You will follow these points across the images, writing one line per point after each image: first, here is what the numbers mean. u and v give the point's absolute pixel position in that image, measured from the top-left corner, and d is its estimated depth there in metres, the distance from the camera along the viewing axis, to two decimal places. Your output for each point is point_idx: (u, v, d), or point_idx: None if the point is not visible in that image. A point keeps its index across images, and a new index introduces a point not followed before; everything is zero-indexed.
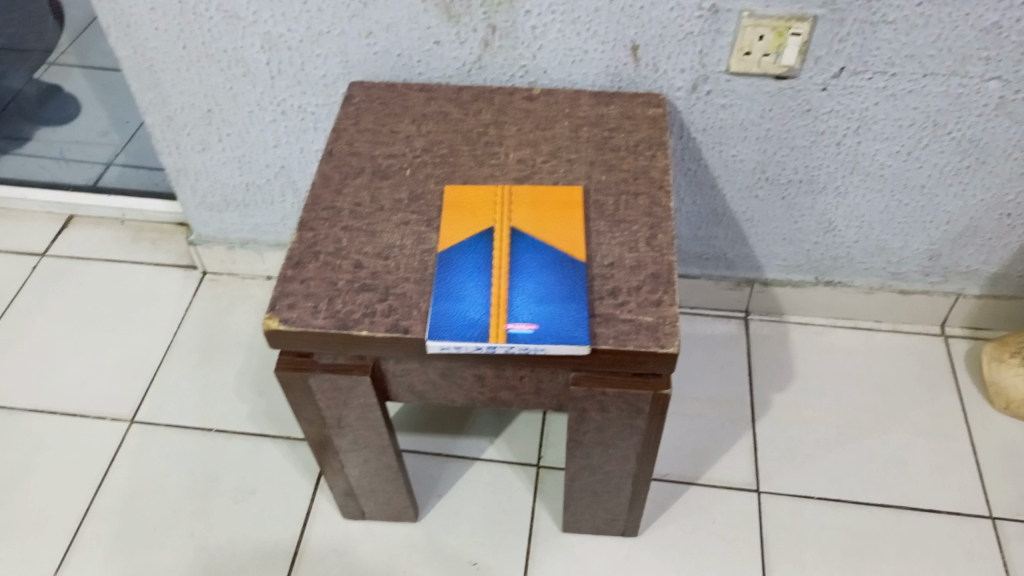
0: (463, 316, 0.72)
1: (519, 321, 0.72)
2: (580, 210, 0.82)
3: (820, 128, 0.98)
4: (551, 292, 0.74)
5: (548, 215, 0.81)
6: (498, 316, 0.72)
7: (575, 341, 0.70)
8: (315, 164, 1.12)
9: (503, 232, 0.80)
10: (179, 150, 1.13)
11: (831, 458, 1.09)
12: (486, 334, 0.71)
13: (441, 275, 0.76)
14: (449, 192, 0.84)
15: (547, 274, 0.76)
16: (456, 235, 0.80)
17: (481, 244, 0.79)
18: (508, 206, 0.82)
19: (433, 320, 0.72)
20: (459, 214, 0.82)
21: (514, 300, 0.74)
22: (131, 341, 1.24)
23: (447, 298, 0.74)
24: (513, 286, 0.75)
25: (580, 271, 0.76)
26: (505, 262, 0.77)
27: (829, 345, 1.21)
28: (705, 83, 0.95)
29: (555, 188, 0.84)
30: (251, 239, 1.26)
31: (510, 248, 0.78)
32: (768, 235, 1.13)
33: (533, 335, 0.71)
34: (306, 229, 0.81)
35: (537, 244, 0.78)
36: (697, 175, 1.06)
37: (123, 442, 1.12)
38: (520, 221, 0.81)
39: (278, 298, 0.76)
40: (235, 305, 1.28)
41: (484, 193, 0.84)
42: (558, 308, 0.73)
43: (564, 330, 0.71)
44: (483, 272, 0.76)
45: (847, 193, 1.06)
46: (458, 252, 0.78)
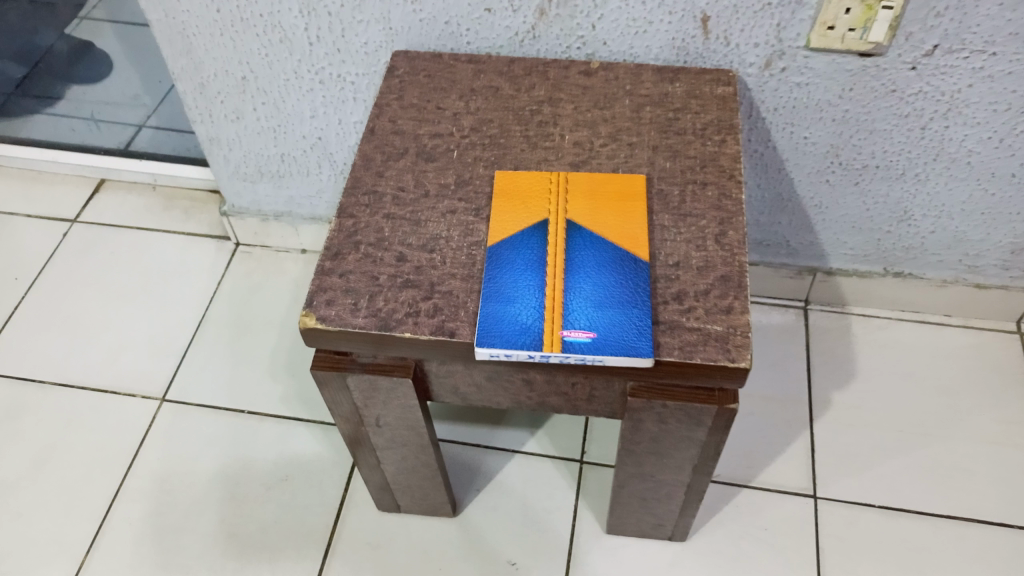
0: (515, 320, 0.67)
1: (576, 328, 0.66)
2: (643, 201, 0.75)
3: (904, 111, 0.90)
4: (611, 296, 0.68)
5: (608, 206, 0.74)
6: (553, 321, 0.66)
7: (637, 353, 0.64)
8: (354, 136, 1.06)
9: (558, 224, 0.73)
10: (212, 118, 1.08)
11: (893, 464, 1.02)
12: (540, 342, 0.65)
13: (490, 273, 0.70)
14: (499, 179, 0.78)
15: (606, 274, 0.69)
16: (506, 228, 0.73)
17: (534, 238, 0.72)
18: (563, 195, 0.75)
19: (482, 325, 0.67)
20: (509, 204, 0.75)
21: (570, 303, 0.68)
22: (163, 315, 1.20)
23: (496, 299, 0.68)
24: (569, 287, 0.69)
25: (643, 271, 0.70)
26: (560, 259, 0.71)
27: (894, 340, 1.13)
28: (780, 60, 0.87)
29: (615, 175, 0.77)
30: (286, 211, 1.21)
31: (566, 243, 0.72)
32: (836, 223, 1.05)
33: (591, 344, 0.65)
34: (346, 216, 0.76)
35: (596, 239, 0.72)
36: (764, 157, 0.98)
37: (153, 421, 1.09)
38: (577, 213, 0.74)
39: (315, 293, 0.70)
40: (269, 280, 1.23)
41: (538, 180, 0.77)
42: (619, 314, 0.67)
43: (625, 339, 0.65)
44: (536, 269, 0.70)
45: (927, 181, 0.97)
46: (509, 247, 0.72)
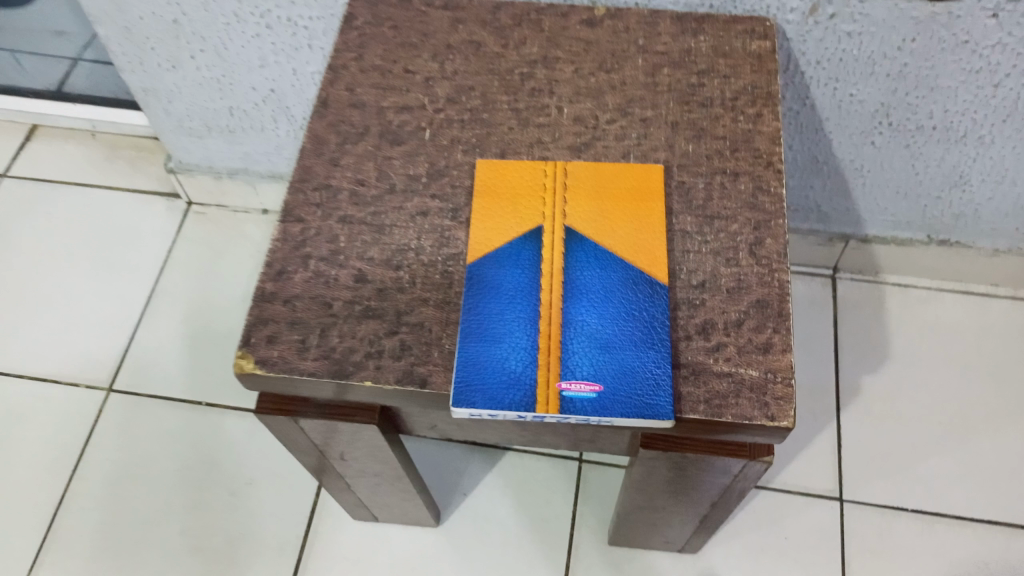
0: (501, 368, 0.53)
1: (577, 379, 0.53)
2: (660, 200, 0.60)
3: (974, 66, 0.73)
4: (620, 335, 0.54)
5: (616, 208, 0.60)
6: (549, 370, 0.53)
7: (654, 414, 0.51)
8: (312, 88, 0.89)
9: (555, 234, 0.59)
10: (143, 67, 0.91)
11: (930, 462, 0.91)
12: (532, 398, 0.52)
13: (470, 301, 0.56)
14: (482, 169, 0.63)
15: (615, 303, 0.56)
16: (490, 237, 0.59)
17: (526, 252, 0.58)
18: (561, 193, 0.61)
19: (460, 372, 0.53)
20: (494, 204, 0.61)
21: (569, 344, 0.54)
22: (109, 287, 1.06)
23: (478, 338, 0.55)
24: (569, 321, 0.55)
25: (661, 299, 0.56)
26: (557, 282, 0.57)
27: (934, 315, 1.00)
28: (829, 5, 0.70)
29: (625, 164, 0.62)
30: (241, 168, 1.05)
31: (565, 259, 0.57)
32: (878, 188, 0.90)
33: (596, 402, 0.52)
34: (292, 220, 0.61)
35: (602, 255, 0.58)
36: (800, 117, 0.82)
37: (101, 414, 0.97)
38: (578, 217, 0.59)
39: (254, 325, 0.57)
40: (228, 246, 1.09)
41: (530, 171, 0.62)
42: (631, 359, 0.53)
43: (638, 395, 0.52)
44: (527, 296, 0.56)
45: (992, 144, 0.82)
46: (493, 264, 0.57)
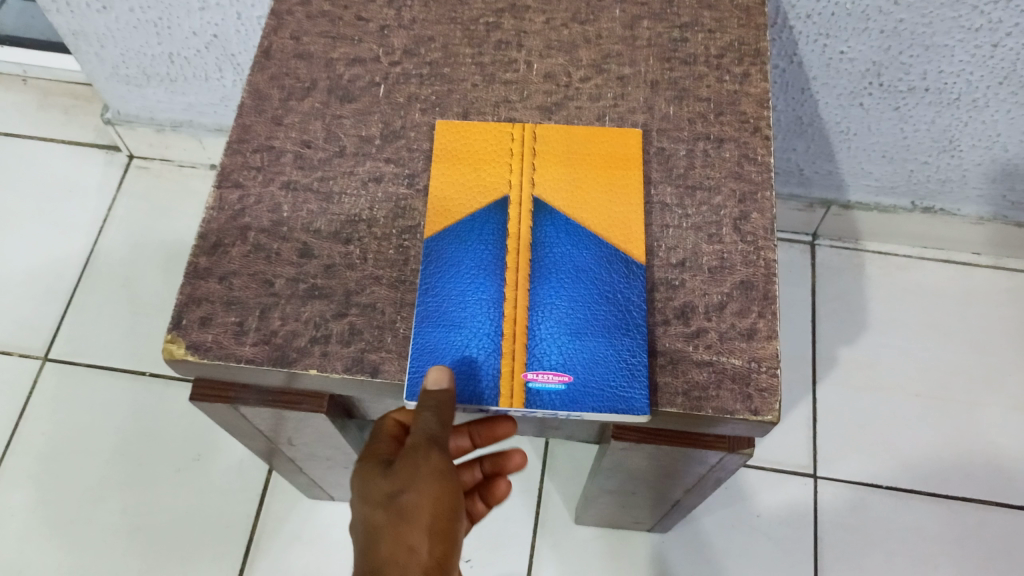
0: (461, 357, 0.48)
1: (544, 370, 0.48)
2: (638, 168, 0.55)
3: (974, 24, 0.68)
4: (593, 320, 0.49)
5: (591, 177, 0.54)
6: (514, 359, 0.48)
7: (628, 409, 0.47)
8: (258, 34, 0.82)
9: (523, 205, 0.53)
10: (70, 7, 0.82)
11: (907, 437, 0.89)
12: (494, 389, 0.47)
13: (428, 280, 0.51)
14: (443, 131, 0.56)
15: (588, 284, 0.50)
16: (451, 207, 0.53)
17: (490, 226, 0.52)
18: (530, 159, 0.55)
19: (414, 360, 0.48)
20: (456, 170, 0.55)
21: (536, 330, 0.49)
22: (43, 248, 0.99)
23: (436, 322, 0.49)
24: (537, 304, 0.50)
25: (638, 280, 0.51)
26: (525, 260, 0.51)
27: (914, 284, 0.97)
28: None
29: (600, 127, 0.56)
30: (185, 119, 0.97)
31: (533, 234, 0.52)
32: (863, 151, 0.85)
33: (565, 395, 0.47)
34: (229, 186, 0.55)
35: (575, 230, 0.52)
36: (786, 75, 0.77)
37: (35, 386, 0.90)
38: (547, 187, 0.54)
39: (185, 306, 0.51)
40: (173, 204, 1.02)
41: (495, 134, 0.56)
42: (604, 347, 0.48)
43: (611, 387, 0.47)
44: (492, 275, 0.50)
45: (986, 108, 0.77)
46: (453, 239, 0.52)
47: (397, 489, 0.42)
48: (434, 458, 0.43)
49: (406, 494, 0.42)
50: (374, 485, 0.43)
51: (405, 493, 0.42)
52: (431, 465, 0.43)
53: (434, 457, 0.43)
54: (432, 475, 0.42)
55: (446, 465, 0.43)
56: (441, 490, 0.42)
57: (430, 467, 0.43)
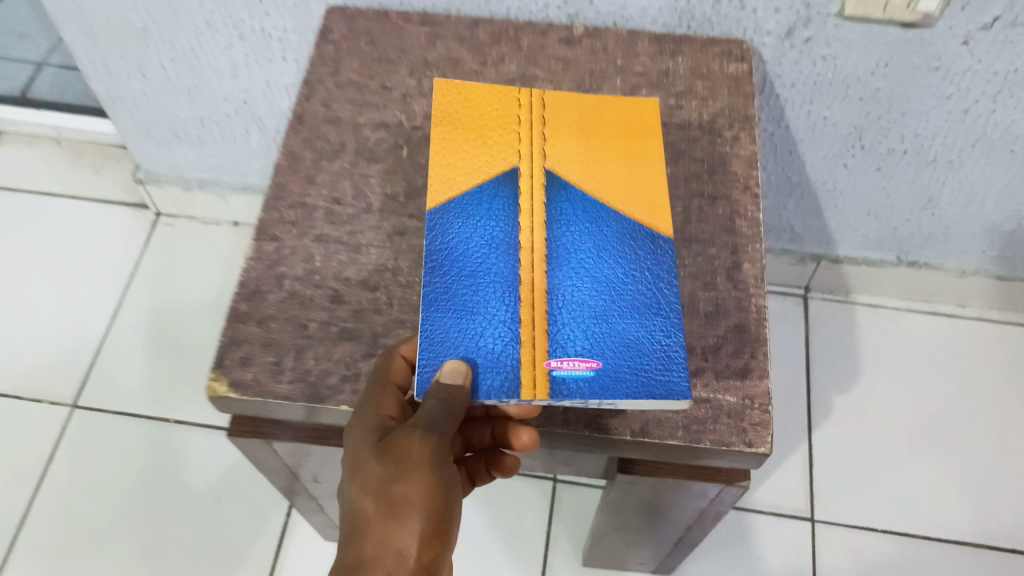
0: (480, 346, 0.47)
1: (570, 357, 0.46)
2: (652, 144, 0.58)
3: (946, 91, 0.74)
4: (619, 304, 0.49)
5: (599, 153, 0.56)
6: (537, 347, 0.47)
7: (666, 393, 0.45)
8: (286, 99, 0.88)
9: (534, 182, 0.54)
10: (110, 75, 0.88)
11: (900, 480, 0.92)
12: (516, 382, 0.46)
13: (439, 260, 0.51)
14: (454, 102, 0.59)
15: (609, 266, 0.51)
16: (459, 174, 0.55)
17: (501, 199, 0.53)
18: (539, 132, 0.57)
19: (427, 352, 0.47)
20: (466, 136, 0.57)
21: (557, 316, 0.48)
22: (73, 300, 1.04)
23: (451, 309, 0.49)
24: (557, 288, 0.50)
25: (667, 256, 0.52)
26: (539, 241, 0.51)
27: (902, 334, 1.02)
28: (805, 27, 0.70)
29: (615, 106, 0.59)
30: (211, 178, 1.03)
31: (546, 211, 0.53)
32: (851, 208, 0.91)
33: (594, 380, 0.46)
34: (266, 238, 0.60)
35: (591, 208, 0.53)
36: (775, 138, 0.83)
37: (63, 431, 0.94)
38: (561, 158, 0.55)
39: (226, 348, 0.55)
40: (197, 258, 1.07)
41: (504, 106, 0.58)
42: (632, 329, 0.48)
43: (644, 370, 0.46)
44: (506, 258, 0.51)
45: (961, 168, 0.83)
46: (464, 211, 0.52)
47: (391, 478, 0.44)
48: (426, 445, 0.44)
49: (399, 485, 0.44)
50: (368, 464, 0.45)
51: (396, 485, 0.44)
52: (423, 457, 0.44)
53: (425, 447, 0.44)
54: (423, 467, 0.44)
55: (437, 452, 0.45)
56: (433, 482, 0.44)
57: (423, 457, 0.44)
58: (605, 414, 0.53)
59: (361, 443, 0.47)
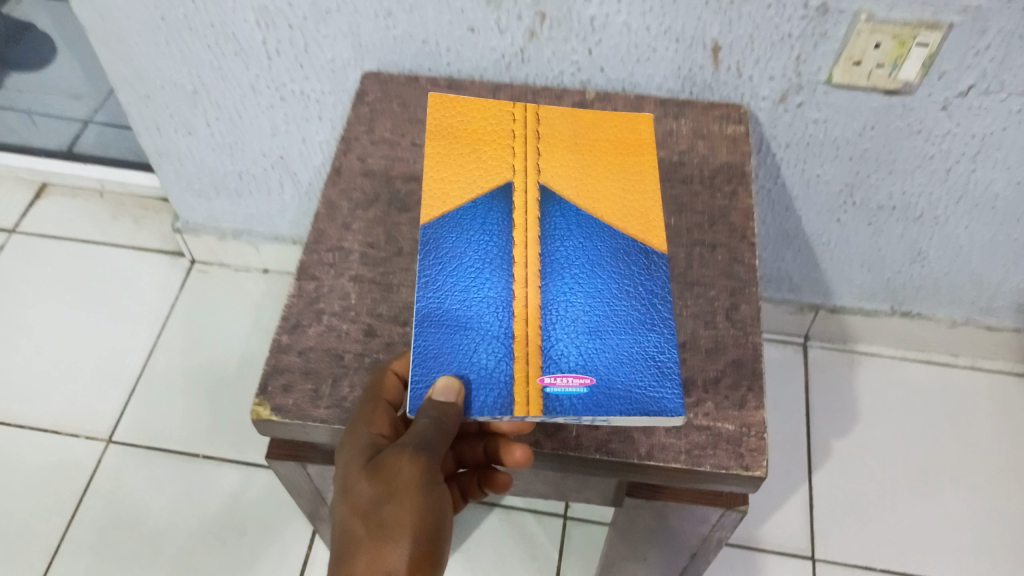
0: (480, 363, 0.53)
1: (564, 374, 0.52)
2: (637, 164, 0.65)
3: (928, 152, 0.81)
4: (610, 320, 0.55)
5: (589, 174, 0.63)
6: (530, 364, 0.53)
7: (660, 410, 0.51)
8: (319, 155, 0.95)
9: (528, 199, 0.61)
10: (159, 131, 0.96)
11: (898, 521, 0.96)
12: (509, 400, 0.51)
13: (439, 276, 0.57)
14: (454, 123, 0.67)
15: (600, 284, 0.57)
16: (458, 188, 0.62)
17: (494, 214, 0.60)
18: (533, 155, 0.64)
19: (423, 365, 0.53)
20: (467, 155, 0.64)
21: (551, 331, 0.55)
22: (111, 341, 1.10)
23: (444, 325, 0.55)
24: (549, 303, 0.56)
25: (658, 271, 0.58)
26: (534, 257, 0.58)
27: (898, 382, 1.07)
28: (797, 93, 0.76)
29: (604, 131, 0.67)
30: (244, 229, 1.10)
31: (541, 224, 0.60)
32: (844, 261, 0.97)
33: (585, 395, 0.51)
34: (306, 278, 0.66)
35: (580, 223, 0.60)
36: (772, 194, 0.89)
37: (98, 465, 0.99)
38: (553, 176, 0.63)
39: (270, 375, 0.61)
40: (228, 303, 1.14)
41: (501, 128, 0.66)
42: (624, 345, 0.54)
43: (635, 386, 0.52)
44: (502, 276, 0.57)
45: (947, 223, 0.89)
46: (460, 226, 0.59)
47: (381, 499, 0.47)
48: (415, 466, 0.48)
49: (389, 504, 0.47)
50: (360, 485, 0.49)
51: (386, 506, 0.47)
52: (412, 477, 0.48)
53: (413, 470, 0.48)
54: (413, 486, 0.48)
55: (426, 473, 0.48)
56: (421, 501, 0.48)
57: (412, 476, 0.48)
58: (614, 439, 0.58)
59: (354, 467, 0.50)
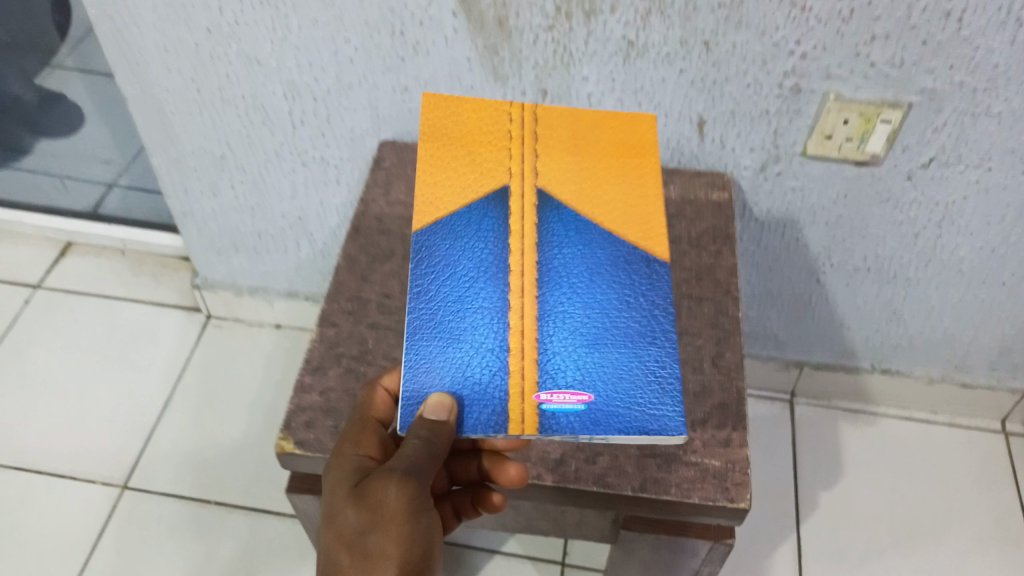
0: (478, 377, 0.57)
1: (562, 390, 0.56)
2: (631, 166, 0.69)
3: (897, 218, 0.88)
4: (608, 332, 0.59)
5: (586, 181, 0.68)
6: (526, 379, 0.56)
7: (660, 429, 0.54)
8: (335, 217, 1.02)
9: (523, 206, 0.65)
10: (187, 194, 1.03)
11: (883, 570, 1.00)
12: (504, 419, 0.55)
13: (438, 287, 0.61)
14: (452, 127, 0.70)
15: (599, 297, 0.61)
16: (456, 197, 0.66)
17: (488, 219, 0.64)
18: (530, 163, 0.68)
19: (422, 378, 0.57)
20: (464, 164, 0.68)
21: (548, 343, 0.58)
22: (128, 391, 1.15)
23: (437, 337, 0.58)
24: (547, 312, 0.60)
25: (661, 282, 0.62)
26: (531, 268, 0.62)
27: (880, 437, 1.12)
28: (776, 164, 0.84)
29: (601, 135, 0.71)
30: (260, 285, 1.17)
31: (539, 232, 0.64)
32: (825, 320, 1.03)
33: (581, 411, 0.55)
34: (327, 324, 0.72)
35: (578, 230, 0.64)
36: (755, 256, 0.96)
37: (113, 509, 1.03)
38: (551, 184, 0.67)
39: (294, 412, 0.66)
40: (241, 356, 1.19)
41: (498, 132, 0.70)
42: (622, 358, 0.58)
43: (633, 402, 0.55)
44: (500, 284, 0.61)
45: (918, 284, 0.95)
46: (456, 236, 0.63)
47: (368, 529, 0.53)
48: (399, 497, 0.54)
49: (375, 535, 0.53)
50: (347, 513, 0.54)
51: (372, 535, 0.53)
52: (397, 508, 0.54)
53: (395, 500, 0.54)
54: (397, 517, 0.53)
55: (409, 503, 0.54)
56: (404, 531, 0.53)
57: (396, 508, 0.54)
58: (610, 473, 0.64)
59: (342, 494, 0.56)
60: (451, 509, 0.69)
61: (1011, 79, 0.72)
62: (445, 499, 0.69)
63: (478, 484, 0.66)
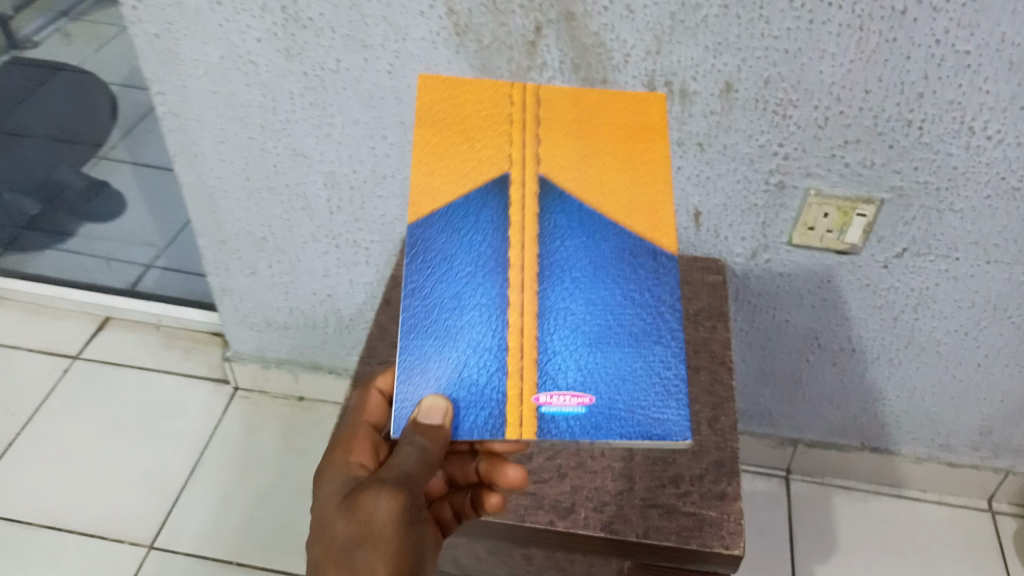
0: (479, 377, 0.59)
1: (565, 392, 0.59)
2: (641, 146, 0.65)
3: (878, 303, 0.97)
4: (611, 332, 0.61)
5: (593, 164, 0.64)
6: (525, 382, 0.59)
7: (663, 434, 0.58)
8: (363, 295, 1.11)
9: (525, 195, 0.63)
10: (227, 271, 1.13)
11: None
12: (500, 419, 0.58)
13: (434, 280, 0.60)
14: (442, 97, 0.65)
15: (601, 294, 0.62)
16: (453, 184, 0.63)
17: (487, 211, 0.62)
18: (531, 142, 0.64)
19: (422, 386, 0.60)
20: (460, 142, 0.64)
21: (548, 342, 0.60)
22: (158, 457, 1.21)
23: (434, 335, 0.60)
24: (547, 309, 0.61)
25: (667, 277, 0.62)
26: (530, 263, 0.62)
27: (872, 514, 1.17)
28: (765, 252, 0.94)
29: (610, 107, 0.66)
30: (287, 359, 1.25)
31: (541, 224, 0.62)
32: (814, 398, 1.11)
33: (582, 413, 0.58)
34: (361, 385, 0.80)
35: (581, 219, 0.63)
36: (749, 336, 1.05)
37: (139, 569, 1.08)
38: (555, 168, 0.64)
39: None
40: (265, 426, 1.26)
41: (495, 105, 0.65)
42: (623, 359, 0.60)
43: (634, 402, 0.59)
44: (499, 278, 0.61)
45: (900, 365, 1.03)
46: (453, 228, 0.62)
47: (357, 544, 0.58)
48: (388, 511, 0.58)
49: (362, 550, 0.57)
50: (340, 529, 0.59)
51: (360, 550, 0.58)
52: (384, 523, 0.58)
53: (383, 515, 0.58)
54: (385, 532, 0.58)
55: (398, 516, 0.58)
56: (391, 544, 0.58)
57: (385, 522, 0.58)
58: (617, 521, 0.71)
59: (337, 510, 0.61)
60: (451, 512, 0.71)
61: (967, 180, 0.82)
62: (444, 502, 0.71)
63: (479, 485, 0.70)
